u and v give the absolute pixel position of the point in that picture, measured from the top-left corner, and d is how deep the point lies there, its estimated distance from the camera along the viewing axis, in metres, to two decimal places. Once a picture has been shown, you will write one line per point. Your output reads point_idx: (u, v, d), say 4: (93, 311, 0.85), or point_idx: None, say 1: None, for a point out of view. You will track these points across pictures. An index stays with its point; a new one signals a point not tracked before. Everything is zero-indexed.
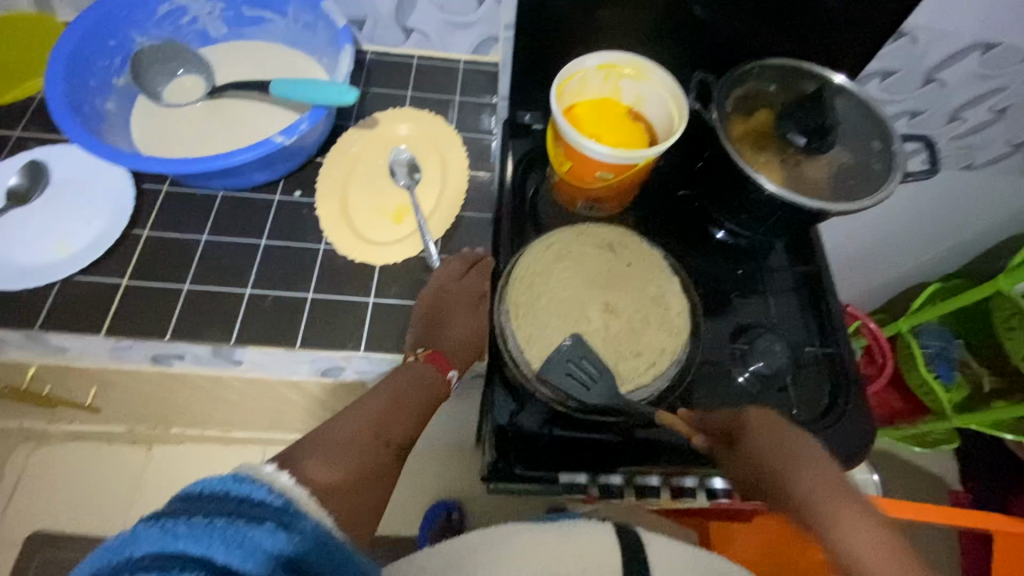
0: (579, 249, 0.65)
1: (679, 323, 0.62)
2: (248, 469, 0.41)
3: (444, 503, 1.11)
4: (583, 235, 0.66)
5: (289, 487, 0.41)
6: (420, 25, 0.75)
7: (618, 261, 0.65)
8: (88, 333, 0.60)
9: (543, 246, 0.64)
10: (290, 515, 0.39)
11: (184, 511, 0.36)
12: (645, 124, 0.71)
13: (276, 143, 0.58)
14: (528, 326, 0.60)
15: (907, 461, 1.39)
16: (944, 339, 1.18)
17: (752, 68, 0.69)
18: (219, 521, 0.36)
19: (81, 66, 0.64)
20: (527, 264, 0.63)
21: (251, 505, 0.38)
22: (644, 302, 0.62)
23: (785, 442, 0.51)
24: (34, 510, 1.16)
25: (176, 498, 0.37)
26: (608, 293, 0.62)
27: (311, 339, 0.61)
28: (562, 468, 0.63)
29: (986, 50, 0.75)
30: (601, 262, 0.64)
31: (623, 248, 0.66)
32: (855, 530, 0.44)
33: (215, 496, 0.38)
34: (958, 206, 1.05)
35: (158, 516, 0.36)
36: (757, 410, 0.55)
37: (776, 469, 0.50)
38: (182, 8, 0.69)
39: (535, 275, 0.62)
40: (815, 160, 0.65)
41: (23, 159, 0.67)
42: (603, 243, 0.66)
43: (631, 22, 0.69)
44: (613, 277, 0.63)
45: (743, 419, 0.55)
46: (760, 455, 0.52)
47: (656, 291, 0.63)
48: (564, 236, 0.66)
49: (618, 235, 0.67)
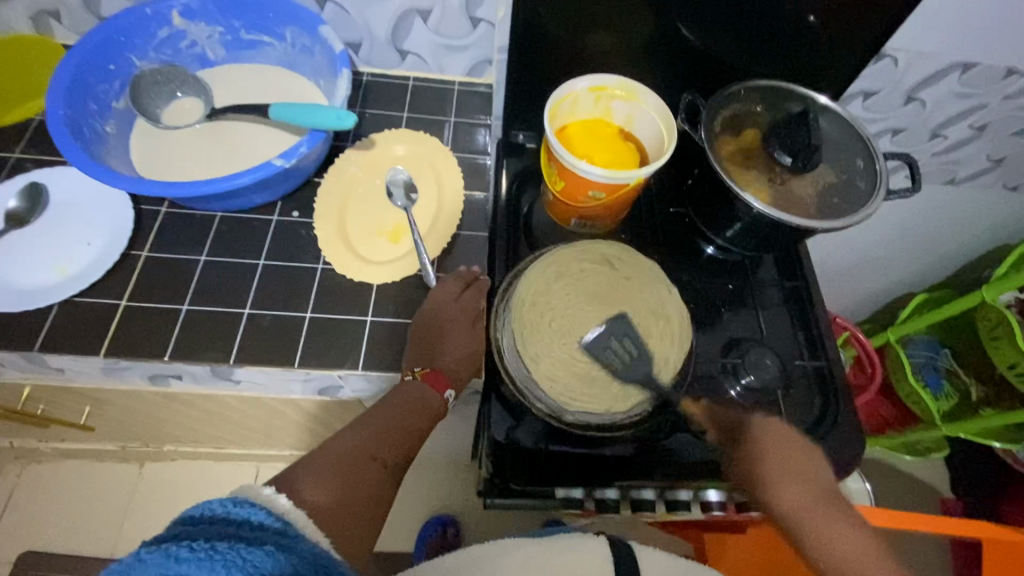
0: (574, 267, 0.62)
1: (681, 333, 0.61)
2: (248, 492, 0.41)
3: (439, 518, 1.11)
4: (578, 252, 0.64)
5: (289, 510, 0.42)
6: (415, 48, 0.77)
7: (616, 274, 0.62)
8: (86, 355, 0.60)
9: (541, 266, 0.62)
10: (289, 537, 0.40)
11: (186, 536, 0.36)
12: (635, 144, 0.73)
13: (275, 167, 0.59)
14: (529, 346, 0.59)
15: (899, 470, 1.40)
16: (932, 350, 1.21)
17: (738, 89, 0.71)
18: (220, 543, 0.36)
19: (81, 90, 0.64)
20: (523, 283, 0.61)
21: (250, 528, 0.39)
22: (648, 315, 0.61)
23: (787, 456, 0.57)
24: (25, 529, 1.15)
25: (178, 523, 0.38)
26: (613, 306, 0.61)
27: (309, 358, 0.62)
28: (559, 483, 0.63)
29: (966, 70, 0.78)
30: (600, 279, 0.62)
31: (621, 262, 0.63)
32: (830, 533, 0.54)
33: (216, 520, 0.38)
34: (943, 218, 1.08)
35: (160, 541, 0.36)
36: (763, 418, 0.59)
37: (776, 480, 0.56)
38: (181, 33, 0.71)
39: (537, 296, 0.60)
40: (801, 178, 0.67)
41: (21, 182, 0.67)
42: (600, 256, 0.63)
43: (621, 46, 0.71)
44: (615, 291, 0.61)
45: (751, 425, 0.59)
46: (763, 465, 0.56)
47: (658, 302, 0.62)
48: (559, 255, 0.63)
49: (616, 249, 0.64)
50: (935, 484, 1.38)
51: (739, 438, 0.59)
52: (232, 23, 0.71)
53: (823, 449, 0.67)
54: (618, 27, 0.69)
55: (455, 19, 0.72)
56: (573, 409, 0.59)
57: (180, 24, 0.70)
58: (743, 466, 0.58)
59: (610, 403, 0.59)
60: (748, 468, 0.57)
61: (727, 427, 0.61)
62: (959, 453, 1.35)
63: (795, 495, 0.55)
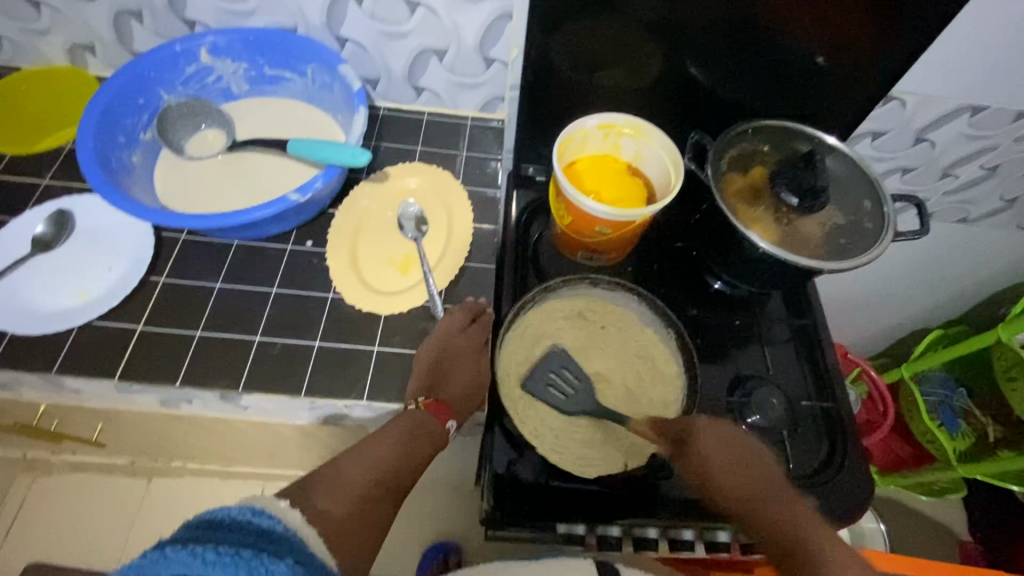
0: (552, 329, 0.67)
1: (669, 371, 0.67)
2: (267, 501, 0.41)
3: (441, 544, 1.10)
4: (551, 312, 0.68)
5: (303, 527, 0.41)
6: (430, 85, 0.80)
7: (590, 327, 0.68)
8: (101, 377, 0.62)
9: (519, 331, 0.66)
10: (305, 554, 0.39)
11: (209, 539, 0.36)
12: (643, 180, 0.75)
13: (291, 201, 0.62)
14: (532, 423, 0.63)
15: (914, 510, 1.36)
16: (947, 388, 1.18)
17: (746, 129, 0.72)
18: (245, 551, 0.36)
19: (111, 123, 0.68)
20: (511, 357, 0.65)
21: (269, 539, 0.38)
22: (631, 361, 0.67)
23: (727, 452, 0.59)
24: (32, 541, 1.15)
25: (201, 524, 0.37)
26: (596, 361, 0.67)
27: (315, 387, 0.63)
28: (559, 519, 0.62)
29: (975, 113, 0.78)
30: (576, 335, 0.67)
31: (591, 313, 0.69)
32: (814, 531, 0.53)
33: (237, 525, 0.38)
34: (956, 255, 1.07)
35: (185, 540, 0.36)
36: (707, 419, 0.60)
37: (732, 477, 0.58)
38: (209, 68, 0.74)
39: (521, 366, 0.65)
40: (807, 219, 0.68)
41: (49, 207, 0.70)
42: (572, 313, 0.68)
43: (630, 86, 0.73)
44: (593, 346, 0.67)
45: (697, 426, 0.59)
46: (713, 462, 0.58)
47: (639, 347, 0.68)
48: (534, 318, 0.68)
49: (586, 301, 0.70)
50: (952, 526, 1.33)
51: (687, 441, 0.59)
52: (257, 60, 0.74)
53: (829, 494, 0.66)
54: (626, 68, 0.70)
55: (468, 57, 0.74)
56: (592, 476, 0.62)
57: (207, 61, 0.73)
58: (698, 468, 0.58)
59: (625, 457, 0.63)
60: (699, 470, 0.58)
61: (676, 434, 0.60)
62: (977, 495, 1.31)
63: (747, 486, 0.57)
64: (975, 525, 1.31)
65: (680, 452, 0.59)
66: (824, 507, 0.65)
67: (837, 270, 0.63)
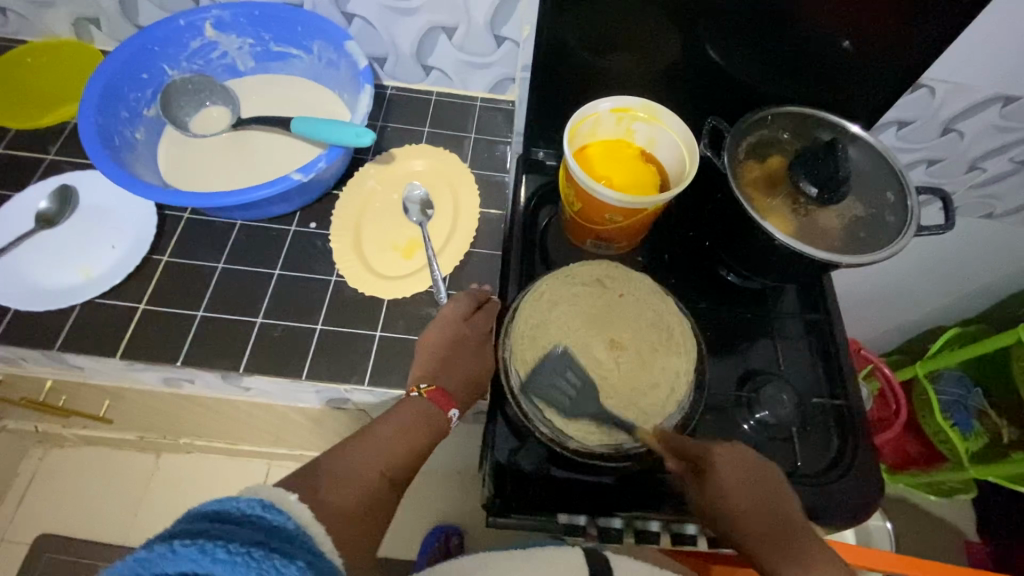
0: (569, 293, 0.64)
1: (685, 342, 0.63)
2: (274, 494, 0.39)
3: (442, 527, 1.10)
4: (567, 278, 0.66)
5: (311, 522, 0.39)
6: (439, 64, 0.78)
7: (609, 293, 0.64)
8: (103, 356, 0.61)
9: (531, 298, 0.64)
10: (315, 554, 0.37)
11: (219, 534, 0.34)
12: (656, 166, 0.72)
13: (294, 180, 0.61)
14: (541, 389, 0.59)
15: (920, 508, 1.34)
16: (962, 387, 1.15)
17: (765, 115, 0.70)
18: (256, 551, 0.34)
19: (114, 98, 0.67)
20: (524, 319, 0.63)
21: (279, 537, 0.36)
22: (645, 331, 0.63)
23: (742, 481, 0.54)
24: (44, 512, 1.18)
25: (207, 519, 0.35)
26: (610, 328, 0.62)
27: (315, 370, 0.62)
28: (561, 509, 0.62)
29: (1007, 103, 0.74)
30: (593, 300, 0.64)
31: (611, 281, 0.65)
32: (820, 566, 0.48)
33: (246, 521, 0.36)
34: (979, 251, 1.04)
35: (194, 534, 0.34)
36: (729, 446, 0.56)
37: (747, 514, 0.53)
38: (213, 44, 0.73)
39: (534, 329, 0.62)
40: (826, 210, 0.65)
41: (53, 183, 0.70)
42: (592, 279, 0.65)
43: (645, 69, 0.70)
44: (607, 313, 0.63)
45: (714, 453, 0.55)
46: (729, 497, 0.53)
47: (655, 315, 0.64)
48: (550, 282, 0.65)
49: (606, 268, 0.66)
50: (959, 526, 1.32)
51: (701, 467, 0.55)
52: (262, 35, 0.73)
53: (837, 494, 0.64)
54: (641, 49, 0.68)
55: (479, 36, 0.72)
56: (595, 448, 0.58)
57: (212, 35, 0.72)
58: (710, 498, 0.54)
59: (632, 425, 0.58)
60: (713, 500, 0.54)
61: (688, 455, 0.56)
62: (987, 496, 1.28)
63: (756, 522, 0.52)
64: (983, 525, 1.29)
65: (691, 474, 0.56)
66: (830, 505, 0.64)
67: (856, 264, 0.60)
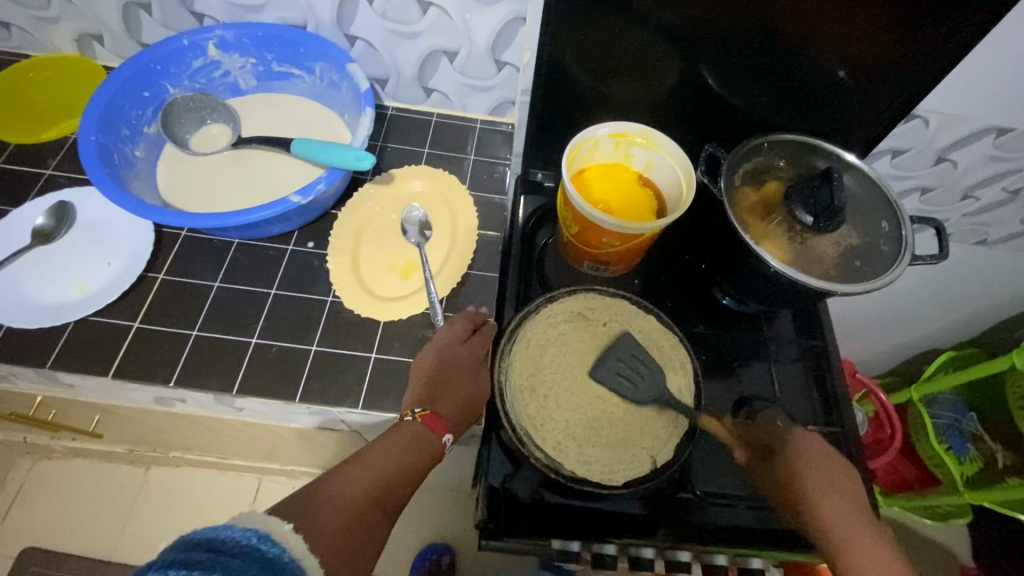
0: (556, 334, 0.65)
1: (677, 356, 0.66)
2: (268, 524, 0.38)
3: (433, 546, 1.09)
4: (550, 318, 0.66)
5: (304, 554, 0.39)
6: (440, 87, 0.79)
7: (594, 326, 0.66)
8: (95, 375, 0.61)
9: (523, 342, 0.64)
10: None
11: (213, 566, 0.33)
12: (653, 190, 0.73)
13: (292, 203, 0.61)
14: (554, 432, 0.60)
15: (916, 532, 1.33)
16: (958, 411, 1.16)
17: (761, 143, 0.70)
18: None
19: (115, 115, 0.67)
20: (519, 370, 0.63)
21: (273, 570, 0.36)
22: None
23: (822, 466, 0.62)
24: (30, 525, 1.16)
25: (200, 549, 0.34)
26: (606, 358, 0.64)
27: (308, 392, 0.62)
28: (555, 534, 0.61)
29: (1000, 135, 0.75)
30: (580, 335, 0.65)
31: (592, 312, 0.67)
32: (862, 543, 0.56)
33: (240, 552, 0.35)
34: (973, 277, 1.04)
35: (188, 564, 0.33)
36: (802, 433, 0.63)
37: (815, 483, 0.60)
38: (216, 63, 0.73)
39: (531, 377, 0.62)
40: (822, 237, 0.65)
41: (51, 199, 0.70)
42: (574, 316, 0.67)
43: (643, 95, 0.71)
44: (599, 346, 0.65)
45: (791, 438, 0.63)
46: (802, 473, 0.61)
47: (642, 336, 0.66)
48: (535, 326, 0.65)
49: (584, 301, 0.68)
50: (955, 550, 1.31)
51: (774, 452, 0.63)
52: (265, 55, 0.73)
53: None
54: (639, 77, 0.69)
55: (480, 61, 0.73)
56: (617, 481, 0.58)
57: (214, 55, 0.72)
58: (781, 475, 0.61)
59: (652, 450, 0.60)
60: (787, 476, 0.61)
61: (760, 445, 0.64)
62: (982, 520, 1.28)
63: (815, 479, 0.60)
64: (979, 551, 1.28)
65: (763, 460, 0.62)
66: None
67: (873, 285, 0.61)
